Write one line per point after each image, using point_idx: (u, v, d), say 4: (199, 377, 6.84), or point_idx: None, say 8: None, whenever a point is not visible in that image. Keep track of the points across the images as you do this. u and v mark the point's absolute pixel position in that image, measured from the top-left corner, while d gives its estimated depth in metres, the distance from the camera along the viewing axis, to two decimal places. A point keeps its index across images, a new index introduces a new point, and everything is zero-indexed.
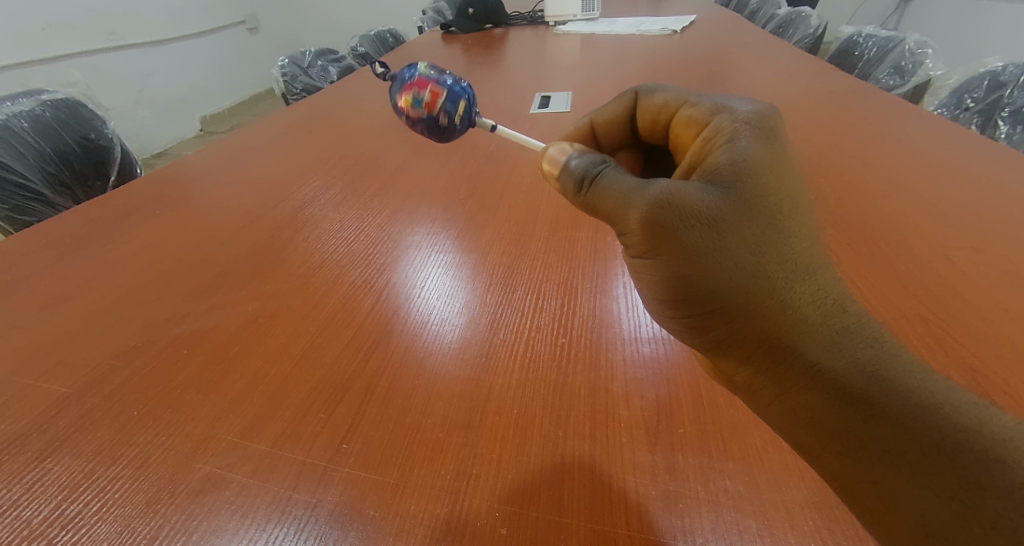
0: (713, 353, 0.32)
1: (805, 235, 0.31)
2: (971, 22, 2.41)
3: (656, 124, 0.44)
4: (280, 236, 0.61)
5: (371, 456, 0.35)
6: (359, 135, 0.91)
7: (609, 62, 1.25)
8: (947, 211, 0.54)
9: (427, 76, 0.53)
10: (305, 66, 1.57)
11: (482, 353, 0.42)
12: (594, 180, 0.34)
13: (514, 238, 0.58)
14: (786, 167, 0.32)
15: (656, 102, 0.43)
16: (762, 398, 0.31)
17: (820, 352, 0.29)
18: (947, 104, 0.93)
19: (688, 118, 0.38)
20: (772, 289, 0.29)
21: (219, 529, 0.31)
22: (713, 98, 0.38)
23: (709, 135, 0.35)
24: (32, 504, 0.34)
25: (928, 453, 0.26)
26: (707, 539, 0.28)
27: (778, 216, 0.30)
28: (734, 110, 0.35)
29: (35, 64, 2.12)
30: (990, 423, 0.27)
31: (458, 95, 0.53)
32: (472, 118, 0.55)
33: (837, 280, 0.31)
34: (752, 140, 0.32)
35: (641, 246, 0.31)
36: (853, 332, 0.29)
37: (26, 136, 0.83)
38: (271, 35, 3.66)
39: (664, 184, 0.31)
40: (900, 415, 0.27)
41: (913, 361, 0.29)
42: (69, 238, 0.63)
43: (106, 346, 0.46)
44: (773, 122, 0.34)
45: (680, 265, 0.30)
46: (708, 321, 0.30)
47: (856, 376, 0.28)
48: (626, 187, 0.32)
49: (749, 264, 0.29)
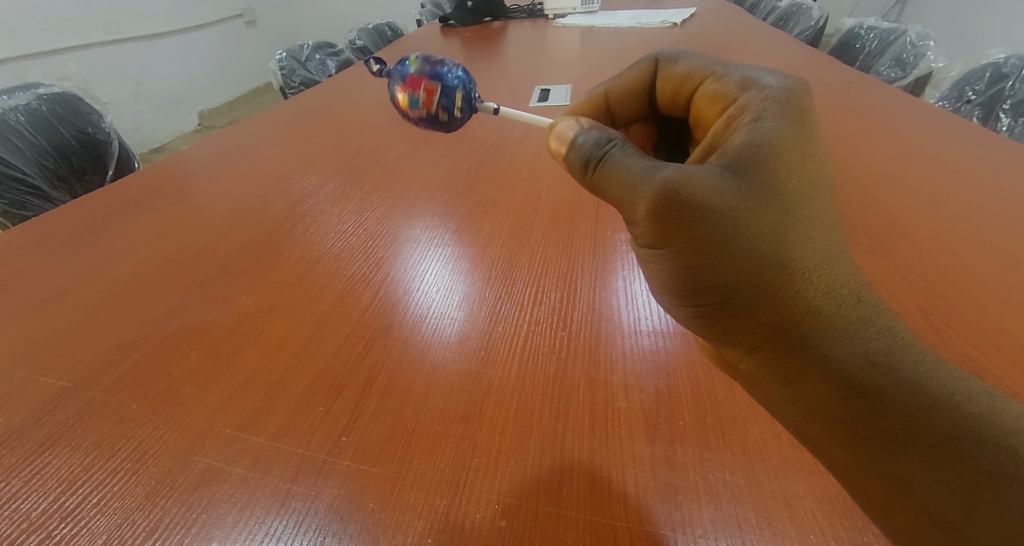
0: (722, 341, 0.32)
1: (822, 224, 0.30)
2: (974, 15, 2.39)
3: (678, 95, 0.44)
4: (278, 230, 0.61)
5: (370, 448, 0.35)
6: (358, 129, 0.91)
7: (609, 55, 1.24)
8: (949, 202, 0.54)
9: (411, 105, 0.53)
10: (303, 60, 1.56)
11: (481, 347, 0.42)
12: (601, 162, 0.34)
13: (514, 231, 0.57)
14: (808, 153, 0.31)
15: (680, 72, 0.43)
16: (768, 386, 0.31)
17: (830, 342, 0.29)
18: (948, 96, 0.92)
19: (713, 93, 0.38)
20: (786, 281, 0.29)
21: (219, 522, 0.31)
22: (741, 71, 0.37)
23: (736, 113, 0.35)
24: (31, 497, 0.34)
25: (938, 445, 0.26)
26: (707, 531, 0.28)
27: (793, 206, 0.30)
28: (758, 92, 0.34)
29: (32, 57, 2.10)
30: (1003, 414, 0.26)
31: (445, 108, 0.53)
32: (470, 105, 0.53)
33: (853, 270, 0.30)
34: (774, 125, 0.32)
35: (649, 235, 0.31)
36: (867, 322, 0.29)
37: (22, 129, 0.83)
38: (269, 29, 3.63)
39: (672, 170, 0.30)
40: (910, 406, 0.27)
41: (927, 351, 0.29)
42: (66, 232, 0.63)
43: (104, 340, 0.46)
44: (796, 106, 0.33)
45: (690, 255, 0.30)
46: (719, 310, 0.30)
47: (867, 367, 0.28)
48: (635, 170, 0.32)
49: (763, 256, 0.29)
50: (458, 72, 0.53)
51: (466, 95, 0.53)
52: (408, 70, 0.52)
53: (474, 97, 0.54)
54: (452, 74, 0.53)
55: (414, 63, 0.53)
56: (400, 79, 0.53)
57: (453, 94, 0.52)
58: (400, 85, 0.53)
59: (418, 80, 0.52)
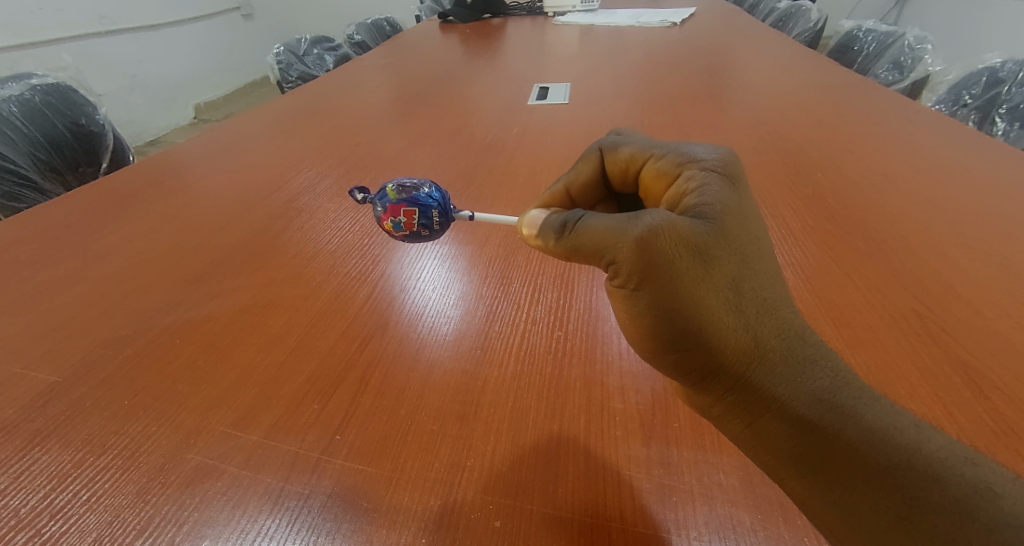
0: (692, 386, 0.31)
1: (771, 272, 0.30)
2: (974, 19, 2.38)
3: (627, 173, 0.39)
4: (275, 226, 0.60)
5: (363, 448, 0.34)
6: (355, 125, 0.90)
7: (608, 54, 1.23)
8: (944, 207, 0.54)
9: (394, 229, 0.46)
10: (300, 54, 1.55)
11: (477, 346, 0.42)
12: (576, 222, 0.31)
13: (511, 229, 0.57)
14: (755, 212, 0.32)
15: (623, 156, 0.39)
16: (733, 427, 0.30)
17: (784, 385, 0.28)
18: (945, 100, 0.93)
19: (657, 171, 0.36)
20: (745, 323, 0.29)
21: (211, 520, 0.31)
22: (678, 147, 0.35)
23: (681, 184, 0.33)
24: (20, 494, 0.33)
25: (878, 474, 0.26)
26: (702, 533, 0.28)
27: (749, 255, 0.30)
28: (698, 164, 0.33)
29: (25, 47, 2.09)
30: (928, 444, 0.26)
31: (426, 225, 0.46)
32: (448, 217, 0.47)
33: (797, 313, 0.30)
34: (720, 189, 0.31)
35: (630, 275, 0.28)
36: (813, 362, 0.29)
37: (15, 120, 0.82)
38: (266, 23, 3.61)
39: (653, 216, 0.28)
40: (854, 440, 0.27)
41: (865, 389, 0.29)
42: (60, 224, 0.62)
43: (98, 334, 0.45)
44: (737, 169, 0.33)
45: (668, 296, 0.28)
46: (694, 359, 0.29)
47: (817, 409, 0.28)
48: (612, 221, 0.30)
49: (728, 300, 0.29)
50: (436, 188, 0.47)
51: (448, 202, 0.47)
52: (393, 179, 0.47)
53: (455, 208, 0.48)
54: (430, 194, 0.46)
55: (389, 192, 0.46)
56: (384, 187, 0.47)
57: (433, 211, 0.45)
58: (380, 212, 0.46)
59: (402, 185, 0.46)
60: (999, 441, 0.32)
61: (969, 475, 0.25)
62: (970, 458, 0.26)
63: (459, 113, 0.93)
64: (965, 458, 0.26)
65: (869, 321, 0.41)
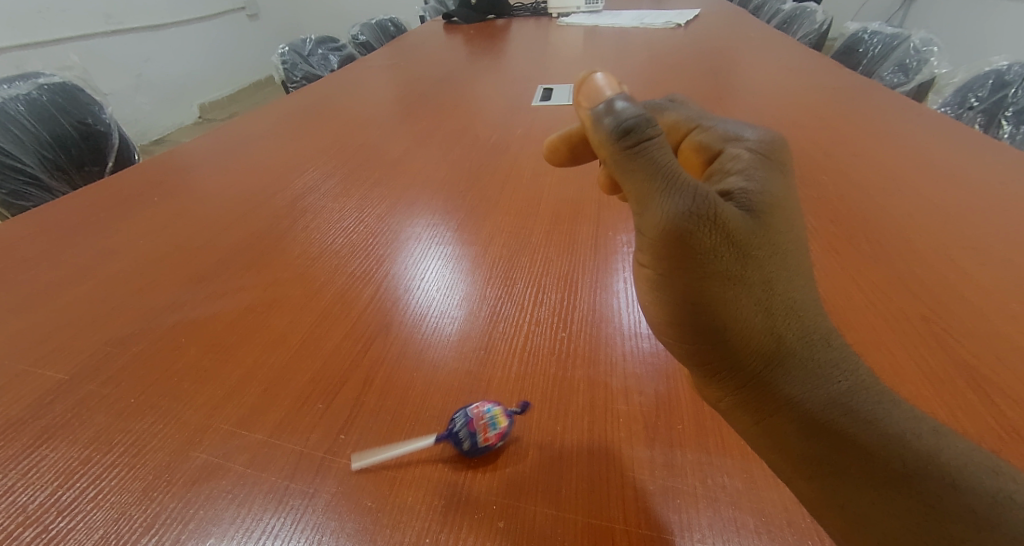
0: (706, 379, 0.31)
1: (801, 273, 0.31)
2: (982, 20, 2.36)
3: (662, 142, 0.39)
4: (279, 226, 0.60)
5: (369, 447, 0.35)
6: (360, 125, 0.90)
7: (612, 55, 1.23)
8: (951, 210, 0.54)
9: None
10: (305, 54, 1.56)
11: (481, 346, 0.42)
12: (630, 149, 0.29)
13: (515, 230, 0.57)
14: (792, 207, 0.31)
15: (667, 121, 0.39)
16: (743, 423, 0.30)
17: (800, 386, 0.28)
18: (950, 103, 0.92)
19: (698, 144, 0.36)
20: (770, 324, 0.29)
21: (215, 518, 0.31)
22: (724, 125, 0.36)
23: (721, 164, 0.33)
24: (27, 491, 0.34)
25: (892, 479, 0.26)
26: (705, 535, 0.28)
27: (784, 255, 0.30)
28: (745, 147, 0.33)
29: (33, 47, 2.11)
30: (946, 451, 0.26)
31: None
32: None
33: (823, 315, 0.30)
34: (766, 179, 0.31)
35: (654, 248, 0.28)
36: (834, 364, 0.29)
37: (22, 119, 0.82)
38: (271, 23, 3.63)
39: (699, 200, 0.27)
40: (870, 444, 0.27)
41: (884, 393, 0.29)
42: (66, 224, 0.63)
43: (104, 333, 0.46)
44: (780, 162, 0.33)
45: (698, 286, 0.27)
46: (713, 354, 0.29)
47: (833, 412, 0.28)
48: (657, 180, 0.28)
49: (758, 299, 0.28)
50: None
51: None
52: None
53: None
54: None
55: None
56: None
57: None
58: None
59: None
60: (1008, 446, 0.32)
61: (988, 482, 0.25)
62: (993, 467, 0.26)
63: (463, 114, 0.93)
64: (984, 465, 0.26)
65: (875, 324, 0.41)
